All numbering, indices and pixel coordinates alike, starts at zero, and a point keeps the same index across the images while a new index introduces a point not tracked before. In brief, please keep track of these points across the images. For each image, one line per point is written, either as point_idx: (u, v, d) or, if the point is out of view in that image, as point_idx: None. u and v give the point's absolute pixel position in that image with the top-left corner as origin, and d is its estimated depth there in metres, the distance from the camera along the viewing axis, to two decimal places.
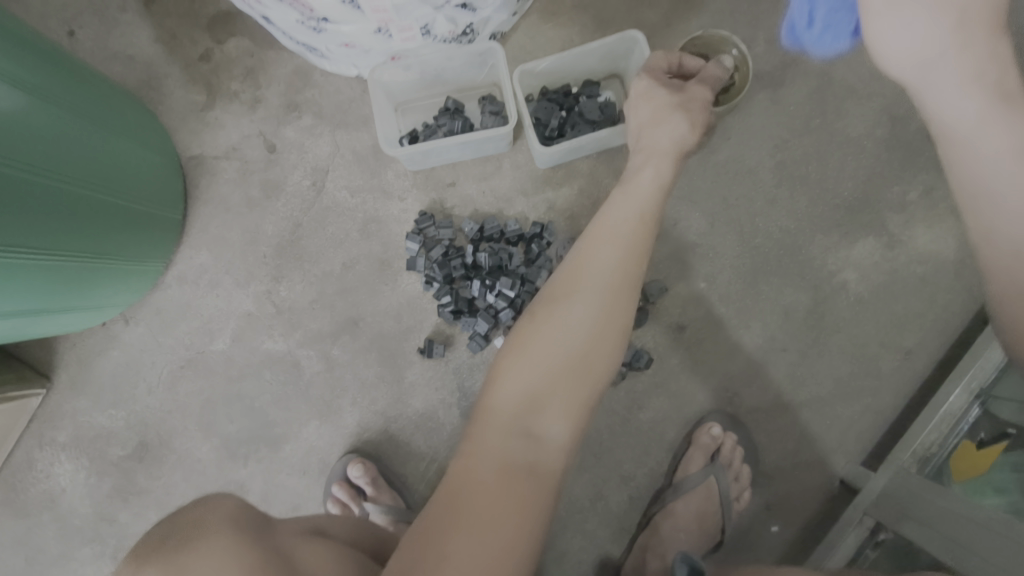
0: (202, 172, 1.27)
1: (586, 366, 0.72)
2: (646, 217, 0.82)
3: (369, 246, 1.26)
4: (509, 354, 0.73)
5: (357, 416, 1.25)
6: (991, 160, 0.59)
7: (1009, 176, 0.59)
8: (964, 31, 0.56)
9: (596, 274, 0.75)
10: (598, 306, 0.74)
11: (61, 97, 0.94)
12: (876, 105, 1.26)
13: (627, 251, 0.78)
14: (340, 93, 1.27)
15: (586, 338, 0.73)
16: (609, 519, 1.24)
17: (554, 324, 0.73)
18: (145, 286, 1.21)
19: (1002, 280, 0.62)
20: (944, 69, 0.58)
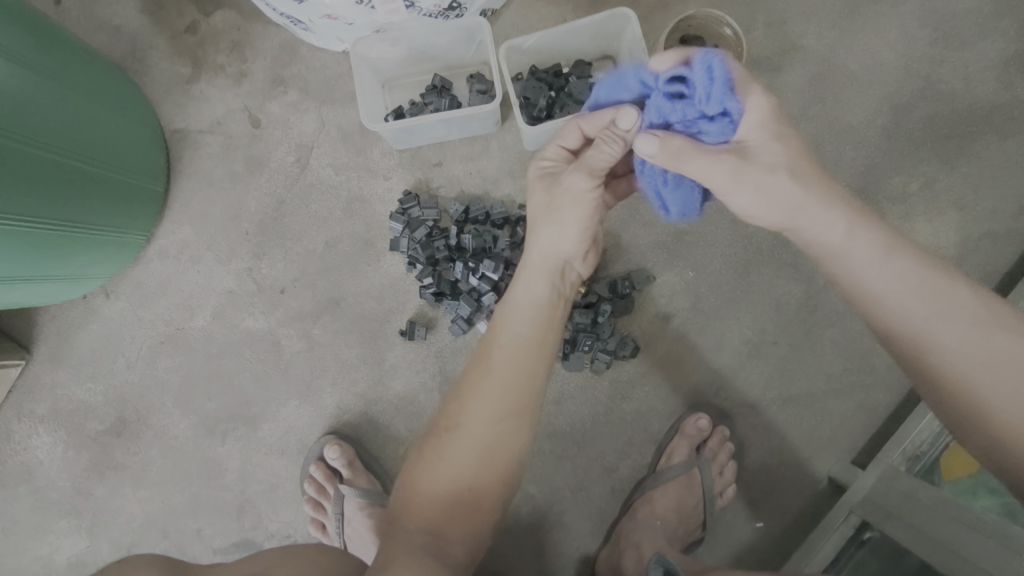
0: (185, 146, 1.26)
1: (487, 477, 0.75)
2: (546, 303, 0.81)
3: (353, 225, 1.24)
4: (421, 464, 0.77)
5: (336, 397, 1.23)
6: (875, 267, 0.68)
7: (881, 273, 0.67)
8: (799, 186, 0.69)
9: (487, 389, 0.76)
10: (491, 422, 0.76)
11: (41, 64, 0.92)
12: (878, 93, 1.22)
13: (531, 332, 0.79)
14: (327, 69, 1.25)
15: (495, 422, 0.76)
16: (589, 510, 1.21)
17: (451, 442, 0.76)
18: (126, 258, 1.21)
19: (912, 359, 0.68)
20: (806, 210, 0.70)
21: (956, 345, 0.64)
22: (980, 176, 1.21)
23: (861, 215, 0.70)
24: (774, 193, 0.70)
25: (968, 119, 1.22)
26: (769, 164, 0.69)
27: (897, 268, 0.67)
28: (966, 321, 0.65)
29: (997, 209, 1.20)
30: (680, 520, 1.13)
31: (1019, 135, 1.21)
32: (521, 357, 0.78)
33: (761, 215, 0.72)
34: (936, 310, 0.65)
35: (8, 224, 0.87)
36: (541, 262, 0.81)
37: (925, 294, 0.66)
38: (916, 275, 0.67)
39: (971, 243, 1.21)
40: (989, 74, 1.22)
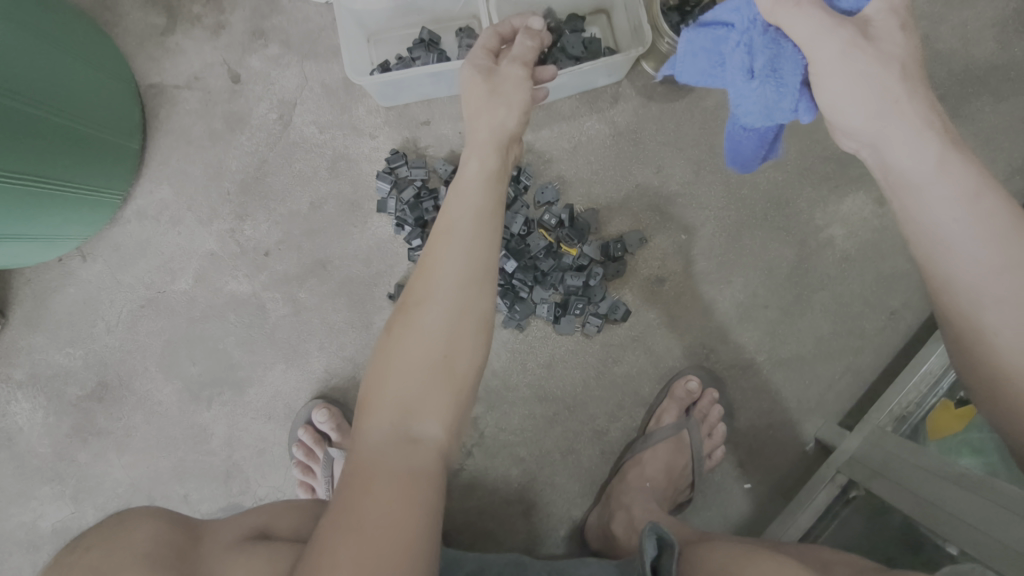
0: (162, 101, 1.21)
1: (455, 350, 0.62)
2: (496, 174, 0.73)
3: (338, 185, 1.20)
4: (380, 356, 0.63)
5: (323, 361, 1.21)
6: (957, 201, 0.56)
7: (954, 219, 0.56)
8: (907, 85, 0.59)
9: (453, 252, 0.65)
10: (456, 284, 0.64)
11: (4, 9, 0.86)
12: None
13: (485, 201, 0.69)
14: (309, 22, 1.20)
15: (456, 287, 0.64)
16: (579, 472, 1.22)
17: (415, 319, 0.63)
18: (102, 217, 1.17)
19: (957, 320, 0.58)
20: (898, 131, 0.58)
21: (1012, 307, 0.54)
22: (974, 138, 1.20)
23: (959, 142, 0.58)
24: (876, 89, 0.59)
25: (965, 80, 1.20)
26: (888, 55, 0.59)
27: (985, 208, 0.56)
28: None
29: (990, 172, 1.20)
30: (669, 482, 1.14)
31: (1016, 97, 1.20)
32: (486, 218, 0.68)
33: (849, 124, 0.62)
34: (1006, 259, 0.54)
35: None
36: (486, 138, 0.75)
37: (1000, 244, 0.55)
38: (992, 224, 0.55)
39: None
40: (988, 33, 1.20)
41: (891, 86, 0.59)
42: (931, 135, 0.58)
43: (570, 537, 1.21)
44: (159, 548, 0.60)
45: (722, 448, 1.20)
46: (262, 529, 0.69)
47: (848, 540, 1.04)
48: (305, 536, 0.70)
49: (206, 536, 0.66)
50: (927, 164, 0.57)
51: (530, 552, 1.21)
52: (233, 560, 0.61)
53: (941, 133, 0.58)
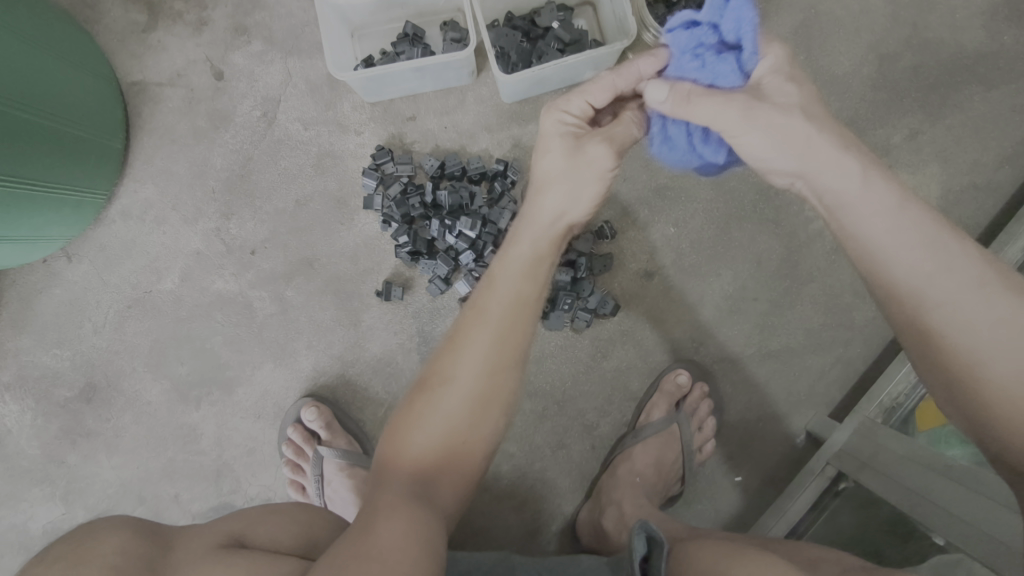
0: (145, 100, 1.20)
1: (476, 432, 0.70)
2: (545, 262, 0.78)
3: (324, 182, 1.20)
4: (406, 421, 0.70)
5: (311, 360, 1.21)
6: (885, 217, 0.62)
7: (884, 230, 0.62)
8: (813, 123, 0.66)
9: (483, 334, 0.73)
10: (488, 372, 0.72)
11: None
12: (864, 43, 1.19)
13: (530, 288, 0.76)
14: (292, 17, 1.19)
15: (484, 376, 0.71)
16: (570, 467, 1.21)
17: (444, 394, 0.70)
18: (85, 218, 1.16)
19: (911, 327, 0.62)
20: (818, 151, 0.65)
21: (954, 307, 0.58)
22: (963, 127, 1.19)
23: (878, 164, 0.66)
24: (785, 130, 0.67)
25: (954, 69, 1.19)
26: (786, 104, 0.68)
27: (910, 217, 0.62)
28: (977, 278, 0.59)
29: (979, 162, 1.19)
30: (659, 477, 1.13)
31: (1004, 86, 1.19)
32: (524, 291, 0.75)
33: (771, 159, 0.69)
34: (937, 265, 0.60)
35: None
36: (546, 224, 0.79)
37: (930, 249, 0.60)
38: (920, 232, 0.61)
39: (953, 196, 1.20)
40: (977, 21, 1.19)
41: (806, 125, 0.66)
42: (850, 158, 0.65)
43: (561, 533, 1.21)
44: (127, 558, 0.60)
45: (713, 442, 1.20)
46: (238, 538, 0.69)
47: (838, 534, 1.03)
48: (283, 545, 0.69)
49: (181, 544, 0.67)
50: (849, 180, 0.64)
51: (521, 549, 1.21)
52: (205, 567, 0.62)
53: (856, 158, 0.65)
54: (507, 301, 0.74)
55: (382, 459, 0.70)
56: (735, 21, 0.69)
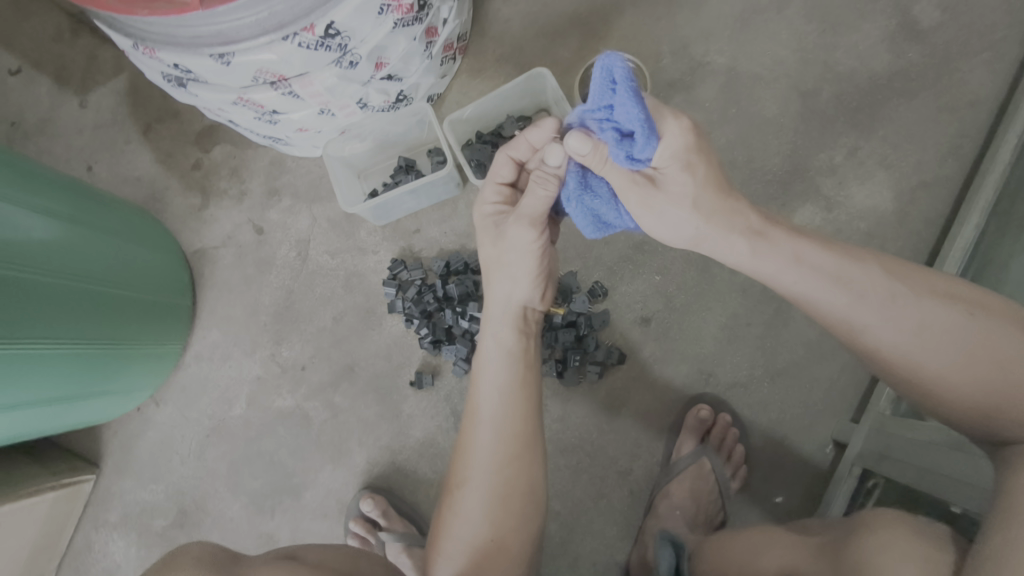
0: (205, 262, 1.47)
1: (503, 519, 0.92)
2: (517, 351, 0.96)
3: (354, 298, 1.41)
4: (448, 523, 0.94)
5: (364, 454, 1.36)
6: (790, 274, 0.79)
7: (796, 279, 0.79)
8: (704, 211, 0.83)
9: (482, 438, 0.93)
10: (494, 466, 0.92)
11: (87, 218, 1.14)
12: (786, 86, 1.36)
13: (511, 380, 0.94)
14: (310, 173, 1.46)
15: (492, 471, 0.92)
16: (614, 515, 1.28)
17: (465, 496, 0.93)
18: (168, 366, 1.39)
19: (861, 350, 0.78)
20: (710, 237, 0.85)
21: (885, 325, 0.74)
22: (897, 135, 1.32)
23: (767, 229, 0.82)
24: (680, 218, 0.84)
25: (873, 90, 1.34)
26: (676, 194, 0.82)
27: (807, 266, 0.79)
28: (886, 296, 0.75)
29: (922, 161, 1.31)
30: (697, 507, 1.21)
31: (925, 92, 1.33)
32: (507, 385, 0.94)
33: (672, 235, 0.86)
34: (851, 298, 0.76)
35: (54, 351, 1.04)
36: (508, 319, 0.96)
37: (838, 286, 0.77)
38: (823, 278, 0.77)
39: (907, 195, 1.31)
40: (881, 47, 1.35)
41: (693, 216, 0.83)
42: (737, 238, 0.83)
43: None
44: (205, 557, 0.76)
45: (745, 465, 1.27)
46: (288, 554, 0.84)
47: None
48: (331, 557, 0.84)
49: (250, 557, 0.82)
50: (748, 257, 0.83)
51: None
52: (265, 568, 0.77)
53: (746, 231, 0.82)
54: (493, 400, 0.94)
55: (439, 558, 0.94)
56: (625, 114, 0.73)
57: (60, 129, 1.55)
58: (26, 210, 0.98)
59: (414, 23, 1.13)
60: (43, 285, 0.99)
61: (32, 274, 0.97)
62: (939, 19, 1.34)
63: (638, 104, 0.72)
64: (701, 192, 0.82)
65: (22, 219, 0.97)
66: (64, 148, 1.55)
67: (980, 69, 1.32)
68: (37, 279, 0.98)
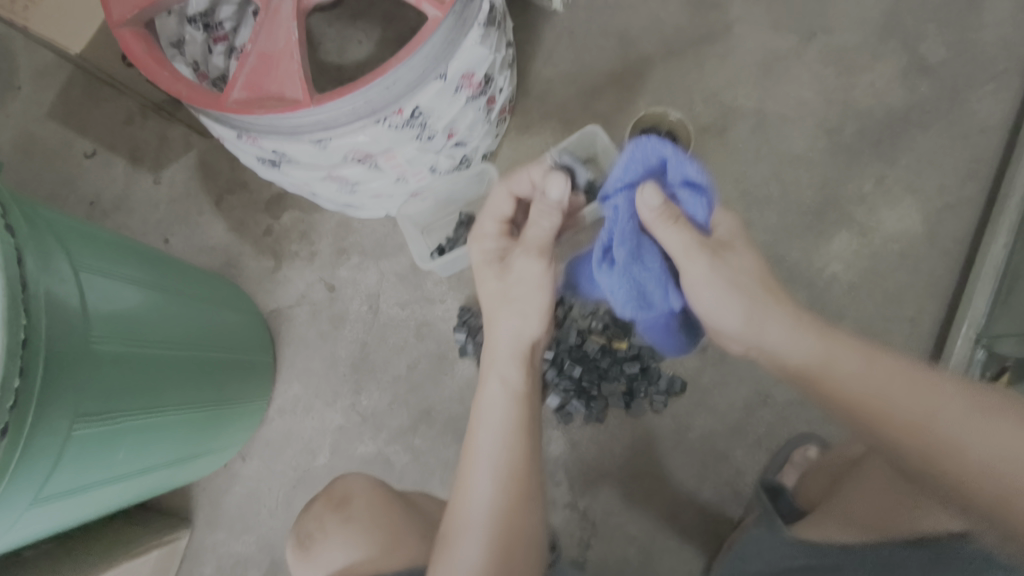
0: (282, 321, 1.57)
1: (499, 569, 0.86)
2: (520, 391, 0.95)
3: (425, 346, 1.51)
4: (435, 570, 0.87)
5: (446, 493, 1.45)
6: (858, 370, 0.80)
7: (861, 376, 0.80)
8: (762, 307, 0.86)
9: (480, 476, 0.89)
10: (489, 509, 0.88)
11: (185, 290, 1.24)
12: (812, 125, 1.48)
13: (515, 420, 0.93)
14: (376, 232, 1.57)
15: (489, 515, 0.88)
16: (689, 535, 1.36)
17: (458, 542, 0.87)
18: (255, 423, 1.48)
19: (918, 450, 0.75)
20: (767, 323, 0.86)
21: (955, 425, 0.72)
22: (918, 163, 1.44)
23: (825, 330, 0.86)
24: (731, 305, 0.86)
25: (892, 123, 1.47)
26: (728, 278, 0.86)
27: (880, 368, 0.80)
28: (967, 409, 0.73)
29: (944, 185, 1.43)
30: None
31: (940, 123, 1.45)
32: (508, 424, 0.92)
33: (721, 313, 0.88)
34: (916, 399, 0.75)
35: (173, 418, 1.13)
36: (512, 356, 0.96)
37: (901, 384, 0.77)
38: (886, 377, 0.78)
39: (934, 217, 1.42)
40: (895, 84, 1.48)
41: (742, 313, 0.87)
42: (806, 330, 0.86)
43: None
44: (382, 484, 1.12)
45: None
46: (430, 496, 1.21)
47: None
48: None
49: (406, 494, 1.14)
50: (817, 355, 0.84)
51: None
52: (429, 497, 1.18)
53: (811, 329, 0.86)
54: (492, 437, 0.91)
55: None
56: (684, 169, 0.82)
57: (136, 205, 1.66)
58: (122, 282, 1.03)
59: (480, 96, 1.26)
60: (160, 357, 1.08)
61: (150, 347, 1.06)
62: (945, 56, 1.47)
63: (690, 160, 0.80)
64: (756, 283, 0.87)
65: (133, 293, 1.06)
66: (141, 223, 1.66)
67: (988, 99, 1.45)
68: (155, 352, 1.07)
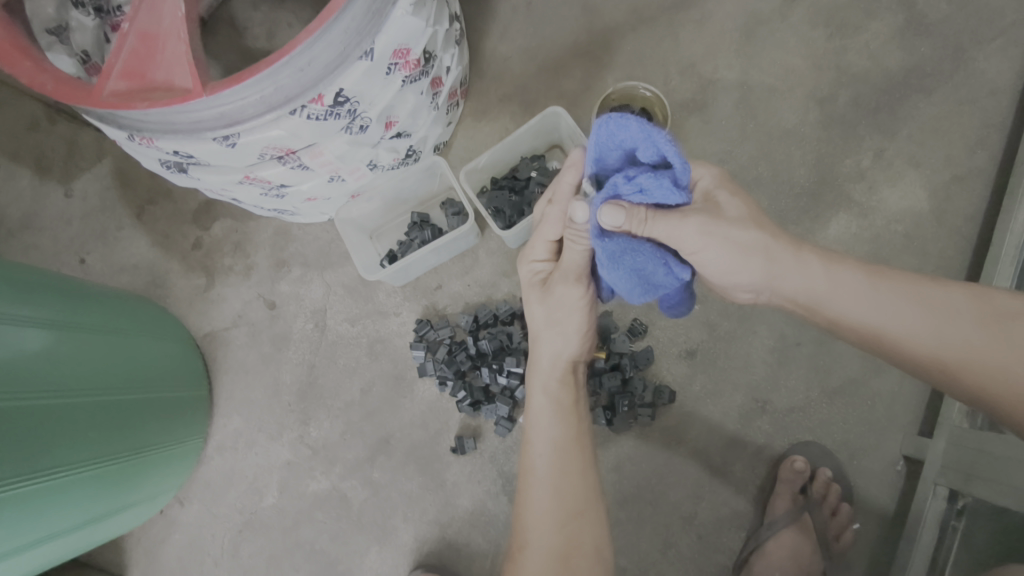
0: (217, 345, 1.38)
1: None
2: (566, 403, 0.95)
3: (380, 365, 1.33)
4: None
5: (411, 531, 1.28)
6: (875, 299, 0.80)
7: (882, 303, 0.79)
8: (761, 252, 0.83)
9: (539, 495, 0.90)
10: (553, 529, 0.88)
11: (100, 318, 1.06)
12: (801, 95, 1.32)
13: (562, 434, 0.93)
14: (319, 239, 1.39)
15: (553, 535, 0.88)
16: (686, 565, 1.21)
17: (524, 560, 0.88)
18: (191, 461, 1.30)
19: (955, 377, 0.77)
20: (780, 266, 0.84)
21: (979, 336, 0.75)
22: (921, 132, 1.29)
23: (829, 258, 0.84)
24: (747, 248, 0.83)
25: (890, 89, 1.31)
26: (733, 224, 0.82)
27: (891, 294, 0.80)
28: (978, 320, 0.76)
29: (951, 156, 1.28)
30: (797, 567, 1.15)
31: (943, 86, 1.30)
32: (561, 440, 0.93)
33: (735, 257, 0.82)
34: (937, 319, 0.77)
35: (77, 476, 0.95)
36: (553, 369, 0.96)
37: (917, 302, 0.79)
38: (903, 297, 0.79)
39: (941, 192, 1.27)
40: (891, 45, 1.32)
41: (756, 262, 0.84)
42: (808, 259, 0.84)
43: None
44: None
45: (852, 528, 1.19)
46: None
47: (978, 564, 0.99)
48: None
49: None
50: (827, 291, 0.82)
51: None
52: None
53: (814, 257, 0.84)
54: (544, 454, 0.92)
55: None
56: (652, 146, 0.71)
57: (46, 222, 1.46)
58: (19, 323, 0.88)
59: (421, 77, 1.07)
60: (45, 407, 0.89)
61: (36, 397, 0.88)
62: (946, 11, 1.31)
63: (661, 132, 0.70)
64: (749, 228, 0.83)
65: (27, 332, 0.89)
66: (52, 241, 1.46)
67: (995, 57, 1.30)
68: (41, 402, 0.88)
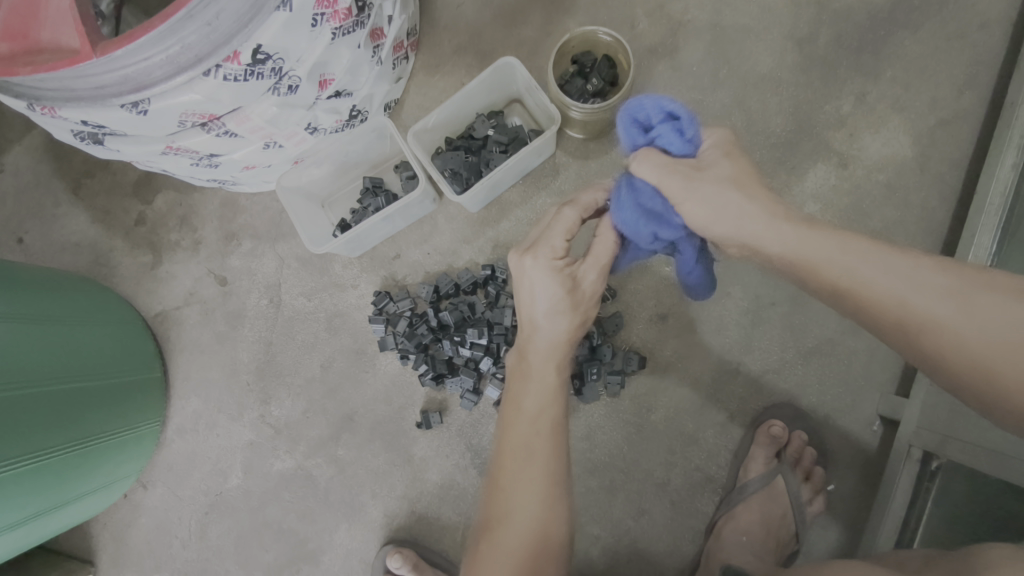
0: (169, 325, 1.32)
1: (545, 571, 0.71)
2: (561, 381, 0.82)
3: (340, 340, 1.28)
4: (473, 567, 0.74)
5: (380, 507, 1.26)
6: (859, 260, 0.68)
7: (859, 262, 0.68)
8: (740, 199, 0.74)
9: (528, 467, 0.76)
10: (539, 504, 0.74)
11: (34, 305, 0.99)
12: (778, 35, 1.22)
13: (555, 412, 0.79)
14: (269, 209, 1.31)
15: (539, 510, 0.74)
16: (658, 531, 1.19)
17: (503, 533, 0.74)
18: (149, 447, 1.26)
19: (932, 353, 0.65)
20: (751, 218, 0.73)
21: (963, 302, 0.63)
22: (906, 73, 1.20)
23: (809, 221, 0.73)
24: (722, 204, 0.74)
25: (873, 25, 1.21)
26: (717, 181, 0.75)
27: (869, 256, 0.68)
28: (945, 289, 0.64)
29: (937, 98, 1.19)
30: (767, 533, 1.11)
31: (931, 21, 1.20)
32: (554, 413, 0.79)
33: (710, 228, 0.76)
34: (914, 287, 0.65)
35: (11, 474, 0.89)
36: (550, 346, 0.82)
37: (894, 267, 0.67)
38: (885, 258, 0.68)
39: (926, 138, 1.19)
40: None
41: (730, 200, 0.74)
42: (780, 220, 0.73)
43: None
44: None
45: (824, 490, 1.16)
46: None
47: (959, 526, 0.95)
48: None
49: None
50: (799, 245, 0.71)
51: None
52: None
53: (788, 221, 0.73)
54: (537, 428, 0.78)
55: None
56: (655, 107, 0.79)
57: None
58: None
59: (356, 28, 0.95)
60: None
61: None
62: None
63: (667, 97, 0.78)
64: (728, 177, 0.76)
65: None
66: None
67: None
68: None
